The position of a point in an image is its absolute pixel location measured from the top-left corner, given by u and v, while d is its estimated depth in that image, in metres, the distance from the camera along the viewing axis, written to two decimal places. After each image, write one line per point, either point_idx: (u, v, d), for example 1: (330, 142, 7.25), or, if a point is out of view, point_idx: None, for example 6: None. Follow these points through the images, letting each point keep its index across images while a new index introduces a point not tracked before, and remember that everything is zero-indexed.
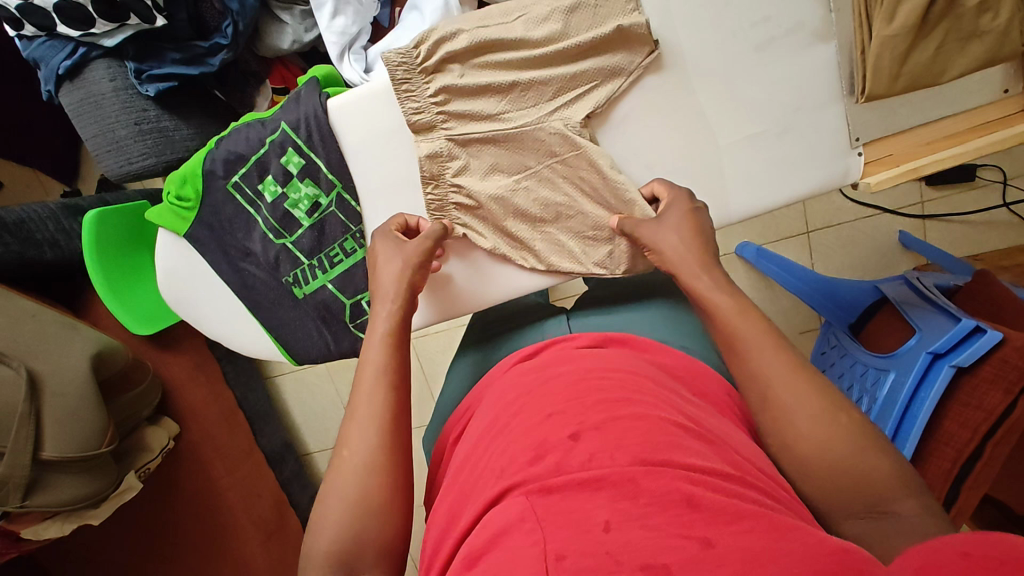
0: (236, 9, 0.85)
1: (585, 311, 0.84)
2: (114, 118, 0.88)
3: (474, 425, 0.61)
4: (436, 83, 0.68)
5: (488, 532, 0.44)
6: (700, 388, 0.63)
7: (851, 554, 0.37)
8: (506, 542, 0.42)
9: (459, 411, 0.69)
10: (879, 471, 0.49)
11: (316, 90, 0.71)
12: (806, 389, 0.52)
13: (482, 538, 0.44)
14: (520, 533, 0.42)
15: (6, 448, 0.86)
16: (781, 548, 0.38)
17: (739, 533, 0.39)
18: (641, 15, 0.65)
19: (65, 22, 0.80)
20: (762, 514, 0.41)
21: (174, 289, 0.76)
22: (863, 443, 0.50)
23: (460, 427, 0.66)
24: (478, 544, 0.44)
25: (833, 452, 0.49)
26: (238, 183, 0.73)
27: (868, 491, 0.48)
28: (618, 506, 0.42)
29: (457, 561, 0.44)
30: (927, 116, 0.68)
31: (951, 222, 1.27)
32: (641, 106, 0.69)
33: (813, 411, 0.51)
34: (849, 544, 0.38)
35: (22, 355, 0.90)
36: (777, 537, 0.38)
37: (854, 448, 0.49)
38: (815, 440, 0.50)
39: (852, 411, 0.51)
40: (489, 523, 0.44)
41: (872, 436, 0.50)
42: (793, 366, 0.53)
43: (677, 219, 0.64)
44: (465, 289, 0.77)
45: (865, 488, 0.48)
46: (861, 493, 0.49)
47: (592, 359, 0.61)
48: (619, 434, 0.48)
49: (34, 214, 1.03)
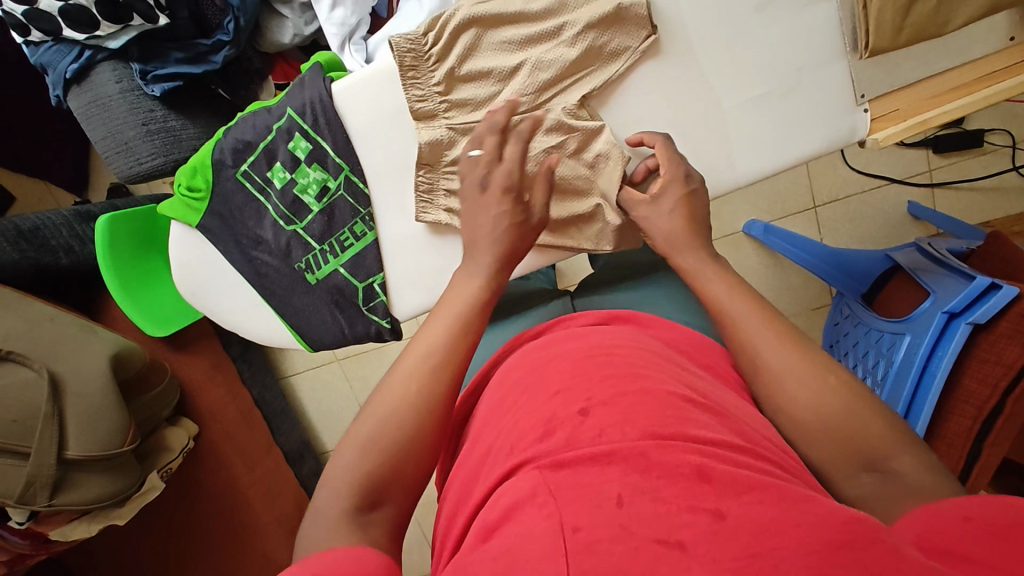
0: (236, 5, 0.86)
1: (592, 293, 0.85)
2: (122, 119, 0.89)
3: (480, 406, 0.62)
4: (440, 71, 0.68)
5: (501, 508, 0.44)
6: (708, 362, 0.63)
7: (864, 523, 0.38)
8: (519, 517, 0.42)
9: (462, 395, 0.69)
10: (871, 422, 0.48)
11: (320, 76, 0.71)
12: (786, 348, 0.53)
13: (496, 512, 0.44)
14: (532, 508, 0.42)
15: (31, 449, 0.87)
16: (793, 517, 0.38)
17: (750, 502, 0.39)
18: None
19: (70, 26, 0.81)
20: (773, 484, 0.41)
21: (188, 280, 0.77)
22: (850, 400, 0.49)
23: (467, 410, 0.66)
24: (493, 519, 0.44)
25: (827, 410, 0.49)
26: (248, 171, 0.74)
27: (862, 447, 0.48)
28: (630, 479, 0.42)
29: (473, 535, 0.44)
30: (931, 69, 0.68)
31: (961, 189, 1.25)
32: (643, 77, 0.69)
33: (798, 374, 0.51)
34: (860, 513, 0.39)
35: (44, 357, 0.91)
36: (787, 508, 0.39)
37: (850, 408, 0.49)
38: (805, 402, 0.50)
39: (841, 372, 0.51)
40: (501, 499, 0.45)
41: (858, 391, 0.50)
42: (777, 331, 0.54)
43: (671, 207, 0.63)
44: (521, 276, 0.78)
45: (852, 437, 0.48)
46: (861, 453, 0.48)
47: (597, 337, 0.61)
48: (628, 408, 0.48)
49: (47, 221, 1.05)
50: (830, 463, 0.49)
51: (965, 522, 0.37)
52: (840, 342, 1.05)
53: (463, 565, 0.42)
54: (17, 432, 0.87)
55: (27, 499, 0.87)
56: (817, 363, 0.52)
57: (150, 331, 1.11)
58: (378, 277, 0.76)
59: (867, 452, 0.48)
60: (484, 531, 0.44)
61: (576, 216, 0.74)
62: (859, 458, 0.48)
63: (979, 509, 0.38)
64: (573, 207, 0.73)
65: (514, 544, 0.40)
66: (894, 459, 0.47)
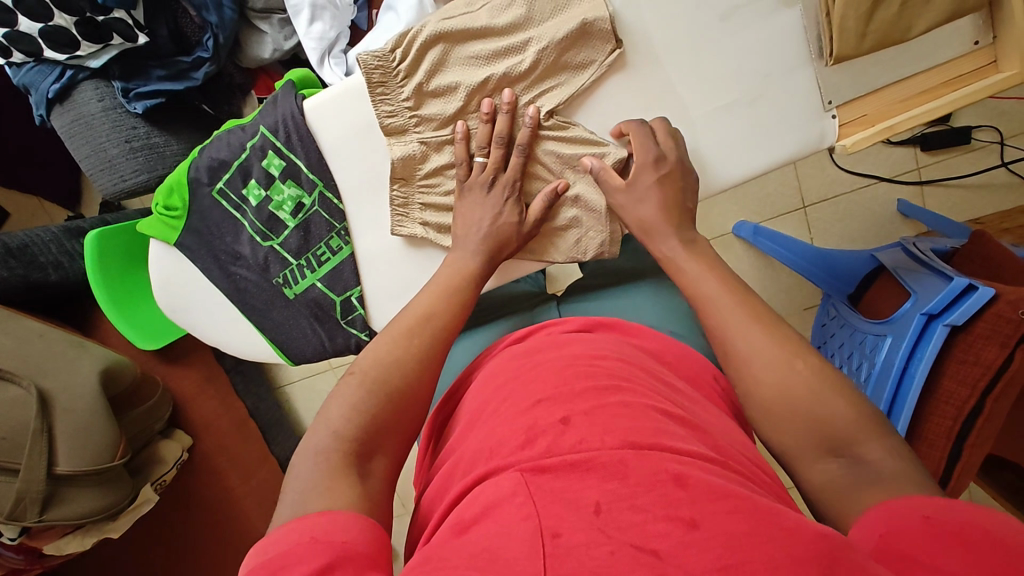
0: (215, 22, 0.86)
1: (578, 300, 0.84)
2: (105, 137, 0.90)
3: (459, 413, 0.62)
4: (409, 87, 0.68)
5: (478, 505, 0.44)
6: (686, 372, 0.63)
7: (830, 539, 0.37)
8: (497, 515, 0.42)
9: (435, 406, 0.68)
10: (833, 405, 0.49)
11: (291, 94, 0.72)
12: (758, 332, 0.53)
13: (473, 510, 0.44)
14: (511, 507, 0.42)
15: (20, 465, 0.89)
16: (760, 526, 0.38)
17: (724, 511, 0.39)
18: (606, 9, 0.65)
19: (51, 47, 0.82)
20: (744, 494, 0.41)
21: (168, 297, 0.78)
22: (815, 386, 0.49)
23: (445, 416, 0.66)
24: (469, 515, 0.44)
25: (791, 394, 0.50)
26: (223, 189, 0.74)
27: (826, 432, 0.48)
28: (608, 486, 0.42)
29: (448, 530, 0.44)
30: (900, 73, 0.68)
31: (950, 187, 1.25)
32: (611, 87, 0.69)
33: (767, 357, 0.52)
34: (828, 529, 0.38)
35: (32, 374, 0.92)
36: (755, 515, 0.39)
37: (815, 393, 0.49)
38: (772, 386, 0.51)
39: (810, 357, 0.51)
40: (480, 497, 0.45)
41: (825, 375, 0.50)
42: (752, 316, 0.54)
43: (643, 195, 0.65)
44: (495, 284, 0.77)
45: (817, 421, 0.49)
46: (826, 435, 0.48)
47: (580, 345, 0.61)
48: (607, 419, 0.48)
49: (37, 238, 1.05)
50: (795, 444, 0.49)
51: (927, 519, 0.38)
52: (827, 343, 1.05)
53: (435, 552, 0.42)
54: (6, 450, 0.88)
55: (18, 515, 0.88)
56: (786, 348, 0.52)
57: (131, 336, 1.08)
58: (356, 291, 0.77)
59: (835, 436, 0.48)
60: (459, 526, 0.44)
61: (550, 233, 0.74)
62: (825, 440, 0.48)
63: (937, 508, 0.39)
64: (552, 220, 0.73)
65: (493, 544, 0.40)
66: (863, 448, 0.47)
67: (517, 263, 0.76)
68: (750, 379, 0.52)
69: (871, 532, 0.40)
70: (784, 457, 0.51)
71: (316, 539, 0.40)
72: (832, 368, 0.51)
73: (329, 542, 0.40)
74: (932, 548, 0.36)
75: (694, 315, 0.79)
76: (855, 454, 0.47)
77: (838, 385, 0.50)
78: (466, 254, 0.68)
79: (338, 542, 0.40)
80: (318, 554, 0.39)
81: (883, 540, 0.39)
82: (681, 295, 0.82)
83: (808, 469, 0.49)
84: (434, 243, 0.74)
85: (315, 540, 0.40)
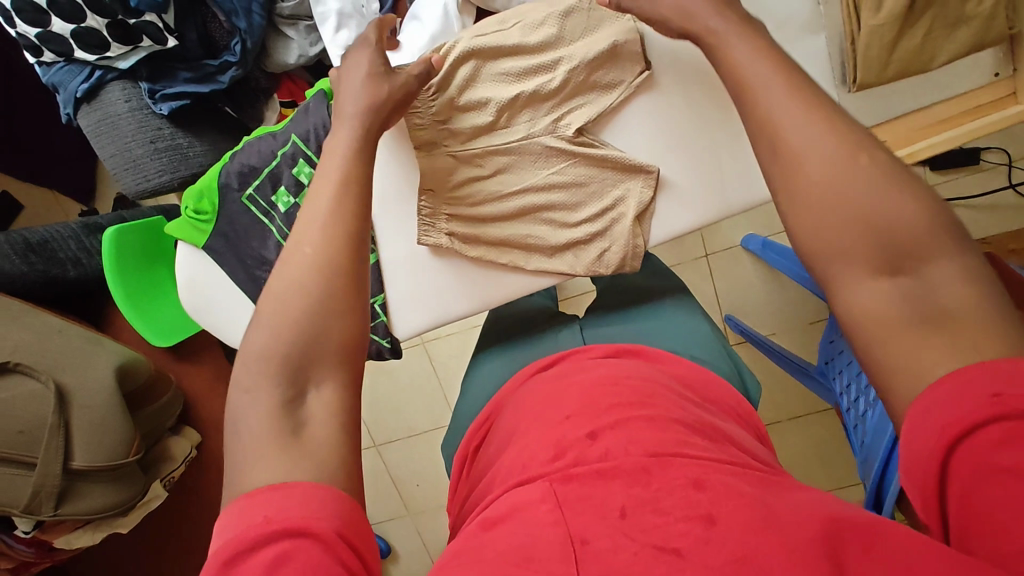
0: (244, 28, 0.88)
1: (598, 318, 0.85)
2: (131, 137, 0.91)
3: (493, 434, 0.64)
4: (440, 99, 0.71)
5: (507, 505, 0.47)
6: (709, 397, 0.65)
7: (840, 529, 0.40)
8: (524, 517, 0.45)
9: (468, 431, 0.70)
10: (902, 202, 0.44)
11: (322, 103, 0.73)
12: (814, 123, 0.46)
13: (500, 509, 0.47)
14: (539, 512, 0.44)
15: (38, 459, 0.91)
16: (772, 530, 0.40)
17: (739, 509, 0.42)
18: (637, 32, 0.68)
19: (82, 48, 0.84)
20: (760, 499, 0.43)
21: (193, 297, 0.77)
22: (879, 182, 0.44)
23: (478, 438, 0.68)
24: (497, 513, 0.47)
25: (844, 192, 0.45)
26: (253, 195, 0.76)
27: (890, 243, 0.43)
28: (632, 492, 0.44)
29: (477, 523, 0.47)
30: (920, 102, 0.70)
31: (959, 207, 1.26)
32: (638, 113, 0.71)
33: (827, 154, 0.46)
34: (838, 516, 0.41)
35: (51, 370, 0.94)
36: (769, 522, 0.40)
37: (877, 196, 0.44)
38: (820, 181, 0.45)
39: (874, 156, 0.46)
40: (508, 499, 0.47)
41: (888, 169, 0.45)
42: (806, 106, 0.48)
43: None
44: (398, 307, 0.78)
45: (882, 229, 0.44)
46: (891, 245, 0.43)
47: (604, 368, 0.63)
48: (632, 433, 0.50)
49: (57, 234, 1.08)
50: (850, 250, 0.44)
51: (995, 401, 0.38)
52: (835, 361, 1.06)
53: (466, 548, 0.45)
54: (23, 443, 0.90)
55: (32, 509, 0.91)
56: (850, 142, 0.46)
57: (138, 327, 1.07)
58: (380, 298, 0.78)
59: (905, 247, 0.43)
60: (486, 521, 0.47)
61: (574, 244, 0.75)
62: (893, 252, 0.43)
63: (1008, 379, 0.38)
64: (570, 235, 0.74)
65: (520, 545, 0.42)
66: (929, 266, 0.43)
67: (536, 278, 0.76)
68: (802, 182, 0.46)
69: (934, 421, 0.39)
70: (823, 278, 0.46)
71: (270, 520, 0.42)
72: (898, 170, 0.46)
73: (283, 521, 0.42)
74: (1006, 448, 0.36)
75: (716, 339, 0.81)
76: (920, 271, 0.43)
77: (905, 182, 0.45)
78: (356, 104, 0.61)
79: (295, 520, 0.42)
80: (276, 537, 0.42)
81: (951, 429, 0.39)
82: (703, 319, 0.83)
83: (854, 287, 0.44)
84: (458, 253, 0.76)
85: (269, 523, 0.42)
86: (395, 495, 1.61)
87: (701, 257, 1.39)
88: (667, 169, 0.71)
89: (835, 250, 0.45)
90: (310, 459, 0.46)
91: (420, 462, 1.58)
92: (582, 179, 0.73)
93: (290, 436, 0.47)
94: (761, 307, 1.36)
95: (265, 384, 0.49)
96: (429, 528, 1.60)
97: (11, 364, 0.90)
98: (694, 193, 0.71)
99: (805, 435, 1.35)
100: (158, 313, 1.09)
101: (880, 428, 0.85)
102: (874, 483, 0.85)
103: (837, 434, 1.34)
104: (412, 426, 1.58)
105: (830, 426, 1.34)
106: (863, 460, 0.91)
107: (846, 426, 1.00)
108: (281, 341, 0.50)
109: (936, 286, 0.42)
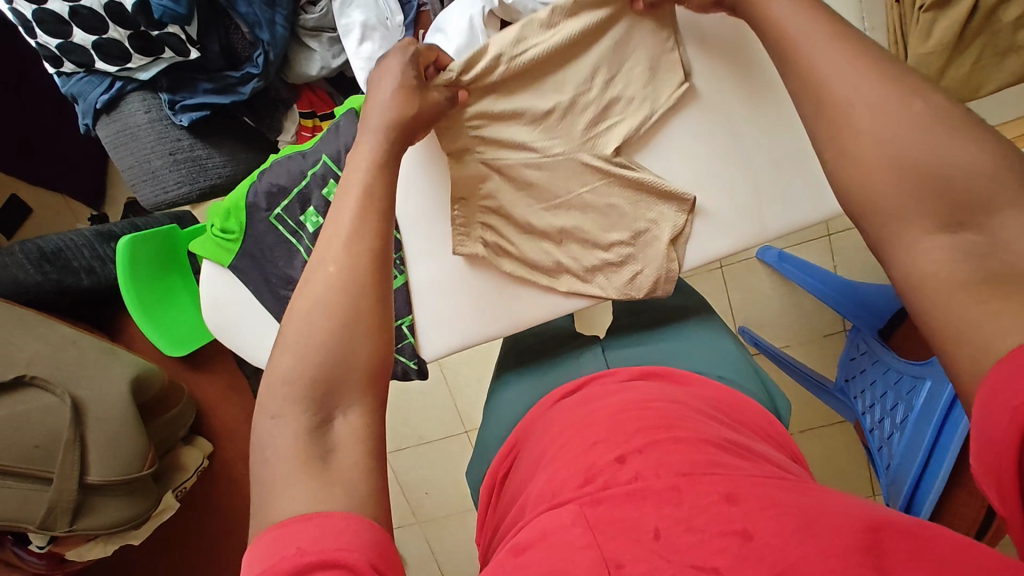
0: (267, 40, 0.87)
1: (620, 338, 0.84)
2: (150, 149, 0.90)
3: (522, 459, 0.63)
4: (473, 107, 0.70)
5: (537, 530, 0.46)
6: (741, 419, 0.64)
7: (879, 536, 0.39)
8: (553, 541, 0.44)
9: (496, 457, 0.69)
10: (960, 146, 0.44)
11: (354, 121, 0.72)
12: (866, 77, 0.48)
13: (532, 534, 0.46)
14: (570, 536, 0.44)
15: (53, 473, 0.90)
16: (808, 544, 0.39)
17: (773, 518, 0.41)
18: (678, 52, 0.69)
19: (103, 58, 0.83)
20: (796, 506, 0.42)
21: (218, 317, 0.77)
22: (940, 137, 0.45)
23: (506, 466, 0.67)
24: (528, 539, 0.46)
25: (894, 139, 0.46)
26: (281, 215, 0.75)
27: (951, 192, 0.44)
28: (664, 512, 0.43)
29: (507, 551, 0.46)
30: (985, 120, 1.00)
31: None
32: (675, 135, 0.71)
33: (872, 101, 0.47)
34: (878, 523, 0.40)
35: (66, 382, 0.93)
36: (805, 535, 0.39)
37: (937, 144, 0.44)
38: (873, 136, 0.47)
39: (929, 100, 0.46)
40: (540, 524, 0.47)
41: (941, 117, 0.45)
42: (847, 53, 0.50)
43: None
44: (430, 329, 0.77)
45: (945, 177, 0.44)
46: (953, 198, 0.44)
47: (631, 392, 0.61)
48: (662, 455, 0.49)
49: (71, 242, 1.06)
50: (906, 202, 0.45)
51: None
52: (858, 378, 1.05)
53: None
54: (39, 458, 0.89)
55: (48, 524, 0.89)
56: (899, 89, 0.47)
57: (153, 336, 1.06)
58: (407, 320, 0.77)
59: (969, 200, 0.43)
60: (517, 548, 0.46)
61: (607, 265, 0.74)
62: (951, 203, 0.44)
63: None
64: (603, 254, 0.74)
65: (553, 565, 0.42)
66: (995, 217, 0.43)
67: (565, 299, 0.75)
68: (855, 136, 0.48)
69: (1003, 404, 0.38)
70: (880, 238, 0.47)
71: (304, 551, 0.41)
72: (955, 110, 0.46)
73: (318, 552, 0.41)
74: None
75: (743, 359, 0.80)
76: (984, 224, 0.43)
77: (967, 130, 0.45)
78: (388, 114, 0.59)
79: (330, 552, 0.41)
80: (310, 569, 0.40)
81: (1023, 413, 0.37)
82: (729, 339, 0.83)
83: (911, 239, 0.45)
84: (494, 265, 0.76)
85: (304, 553, 0.41)
86: (402, 502, 1.60)
87: (715, 268, 1.37)
88: (704, 191, 0.71)
89: (884, 202, 0.46)
90: (345, 490, 0.45)
91: (429, 470, 1.57)
92: (618, 200, 0.73)
93: (326, 467, 0.46)
94: (777, 320, 1.35)
95: (298, 413, 0.48)
96: (436, 536, 1.59)
97: (28, 377, 0.89)
98: (732, 220, 0.71)
99: (820, 447, 1.34)
100: (173, 322, 1.08)
101: (908, 450, 0.85)
102: (905, 501, 0.86)
103: (851, 448, 1.33)
104: (421, 434, 1.57)
105: (845, 439, 1.33)
106: (889, 483, 0.90)
107: (868, 445, 1.00)
108: (317, 368, 0.49)
109: (1002, 239, 0.42)
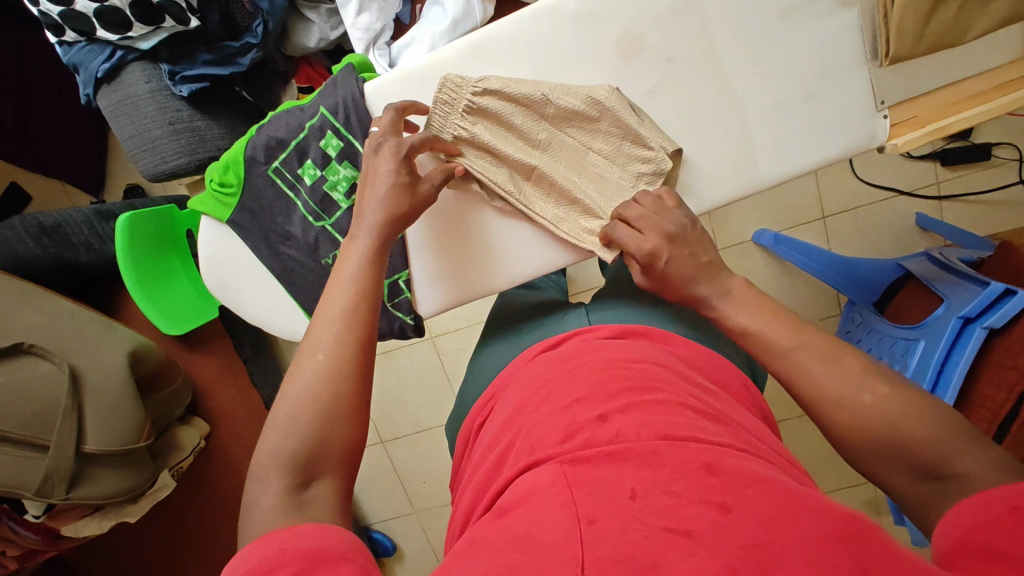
0: (266, 8, 0.88)
1: (605, 305, 0.83)
2: (150, 118, 0.91)
3: (497, 414, 0.62)
4: (472, 129, 0.73)
5: (519, 491, 0.46)
6: (716, 379, 0.64)
7: (859, 520, 0.38)
8: (536, 500, 0.44)
9: (476, 404, 0.70)
10: (867, 407, 0.50)
11: (352, 75, 0.76)
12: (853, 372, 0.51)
13: (513, 495, 0.46)
14: (549, 494, 0.43)
15: (50, 441, 0.89)
16: (795, 512, 0.38)
17: (756, 496, 0.39)
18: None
19: (104, 26, 0.84)
20: (776, 481, 0.41)
21: (216, 276, 0.78)
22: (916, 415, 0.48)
23: (483, 413, 0.67)
24: (510, 500, 0.46)
25: (890, 424, 0.48)
26: (279, 168, 0.76)
27: (922, 459, 0.47)
28: (644, 474, 0.43)
29: (491, 512, 0.46)
30: (950, 77, 0.71)
31: (968, 202, 1.23)
32: (663, 82, 0.73)
33: (863, 392, 0.50)
34: (856, 513, 0.39)
35: (64, 352, 0.92)
36: (788, 503, 0.39)
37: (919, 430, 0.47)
38: (871, 420, 0.49)
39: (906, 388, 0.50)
40: (520, 485, 0.46)
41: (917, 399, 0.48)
42: None
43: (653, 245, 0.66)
44: (422, 279, 0.80)
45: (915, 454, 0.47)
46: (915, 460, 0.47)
47: (616, 351, 0.62)
48: (643, 414, 0.49)
49: (71, 218, 1.05)
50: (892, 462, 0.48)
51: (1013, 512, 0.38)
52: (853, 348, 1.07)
53: (479, 536, 0.44)
54: (38, 424, 0.88)
55: (45, 492, 0.89)
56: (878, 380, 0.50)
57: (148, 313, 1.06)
58: (403, 274, 0.79)
59: (930, 459, 0.46)
60: (500, 509, 0.46)
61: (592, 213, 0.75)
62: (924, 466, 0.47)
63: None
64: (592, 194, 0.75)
65: (531, 525, 0.42)
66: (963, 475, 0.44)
67: (554, 246, 0.77)
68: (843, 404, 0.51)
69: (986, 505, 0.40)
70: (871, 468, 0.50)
71: (285, 548, 0.42)
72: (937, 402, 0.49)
73: (298, 550, 0.42)
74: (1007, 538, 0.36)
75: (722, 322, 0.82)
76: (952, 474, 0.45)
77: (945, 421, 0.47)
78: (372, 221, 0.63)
79: (309, 549, 0.42)
80: (287, 563, 0.41)
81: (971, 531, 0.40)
82: None
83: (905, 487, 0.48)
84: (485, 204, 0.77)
85: (285, 552, 0.41)
86: (399, 491, 1.60)
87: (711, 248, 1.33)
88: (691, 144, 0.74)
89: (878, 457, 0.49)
90: None
91: (424, 458, 1.57)
92: (606, 138, 0.74)
93: None
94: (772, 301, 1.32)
95: None
96: (433, 525, 1.59)
97: (27, 345, 0.88)
98: (716, 175, 0.74)
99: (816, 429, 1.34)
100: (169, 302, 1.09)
101: None
102: None
103: None
104: (417, 423, 1.56)
105: None
106: None
107: None
108: None
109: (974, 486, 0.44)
